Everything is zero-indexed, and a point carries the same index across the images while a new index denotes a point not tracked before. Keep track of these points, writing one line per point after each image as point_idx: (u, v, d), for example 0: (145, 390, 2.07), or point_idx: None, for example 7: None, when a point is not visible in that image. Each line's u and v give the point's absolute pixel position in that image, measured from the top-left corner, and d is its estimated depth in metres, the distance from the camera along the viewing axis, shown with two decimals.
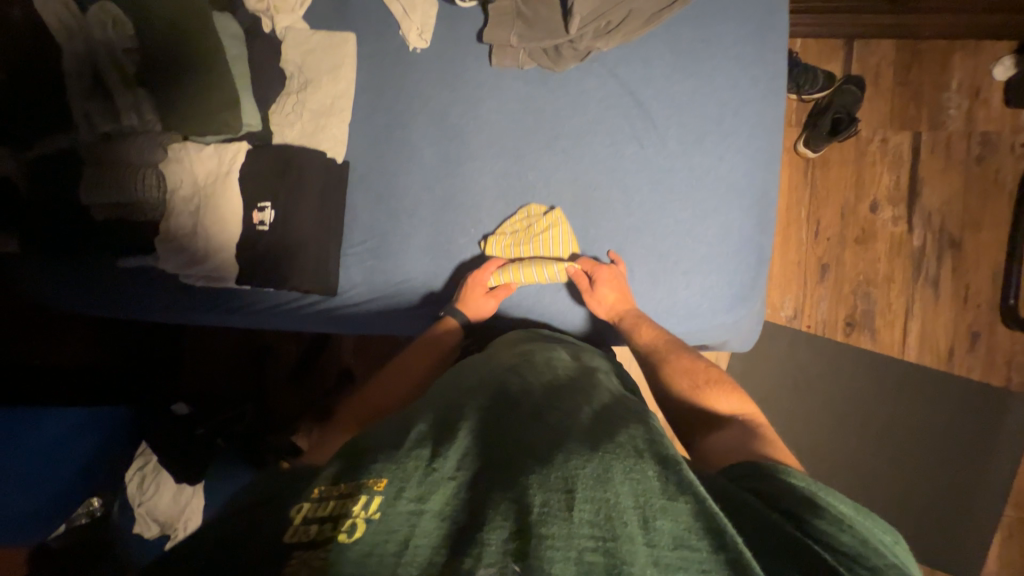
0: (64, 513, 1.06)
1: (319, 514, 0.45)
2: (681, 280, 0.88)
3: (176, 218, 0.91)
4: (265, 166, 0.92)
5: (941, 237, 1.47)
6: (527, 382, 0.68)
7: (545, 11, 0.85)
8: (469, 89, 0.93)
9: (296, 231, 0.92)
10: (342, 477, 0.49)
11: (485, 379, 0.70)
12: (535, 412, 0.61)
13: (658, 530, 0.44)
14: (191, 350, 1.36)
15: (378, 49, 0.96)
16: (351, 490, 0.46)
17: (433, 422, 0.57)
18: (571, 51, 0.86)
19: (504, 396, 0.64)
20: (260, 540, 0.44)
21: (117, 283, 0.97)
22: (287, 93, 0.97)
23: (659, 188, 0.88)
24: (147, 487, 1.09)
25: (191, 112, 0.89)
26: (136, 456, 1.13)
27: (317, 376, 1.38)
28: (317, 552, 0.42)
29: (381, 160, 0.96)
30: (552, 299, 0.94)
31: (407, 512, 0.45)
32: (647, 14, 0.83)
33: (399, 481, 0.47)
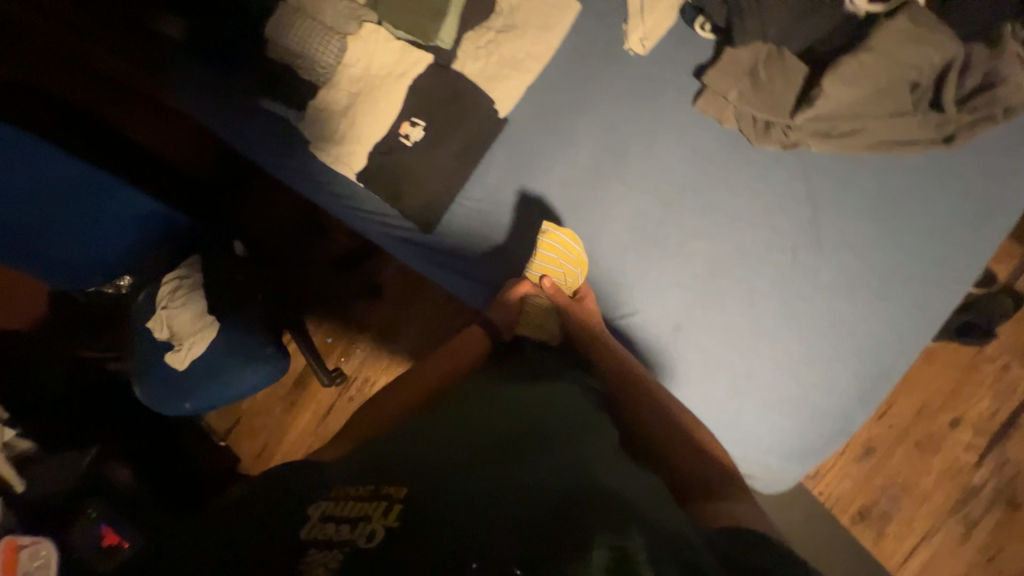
0: (110, 274, 1.16)
1: (342, 515, 0.51)
2: (752, 406, 0.79)
3: (336, 92, 0.87)
4: (437, 88, 0.88)
5: (1002, 488, 1.36)
6: (547, 412, 0.66)
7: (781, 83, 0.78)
8: (656, 115, 0.88)
9: (431, 162, 0.88)
10: (364, 484, 0.55)
11: (511, 396, 0.70)
12: (556, 440, 0.59)
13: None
14: (259, 195, 1.40)
15: (593, 31, 0.92)
16: (371, 496, 0.53)
17: (450, 445, 0.60)
18: (781, 136, 0.80)
19: (527, 420, 0.64)
20: (281, 531, 0.52)
21: (240, 105, 0.98)
22: (488, 27, 0.94)
23: (784, 308, 0.79)
24: (177, 297, 1.12)
25: (401, 6, 0.86)
26: (182, 265, 1.16)
27: (352, 279, 1.39)
28: (335, 553, 0.48)
29: (534, 138, 0.93)
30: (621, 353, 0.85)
31: (415, 523, 0.49)
32: (874, 140, 0.77)
33: (413, 495, 0.52)
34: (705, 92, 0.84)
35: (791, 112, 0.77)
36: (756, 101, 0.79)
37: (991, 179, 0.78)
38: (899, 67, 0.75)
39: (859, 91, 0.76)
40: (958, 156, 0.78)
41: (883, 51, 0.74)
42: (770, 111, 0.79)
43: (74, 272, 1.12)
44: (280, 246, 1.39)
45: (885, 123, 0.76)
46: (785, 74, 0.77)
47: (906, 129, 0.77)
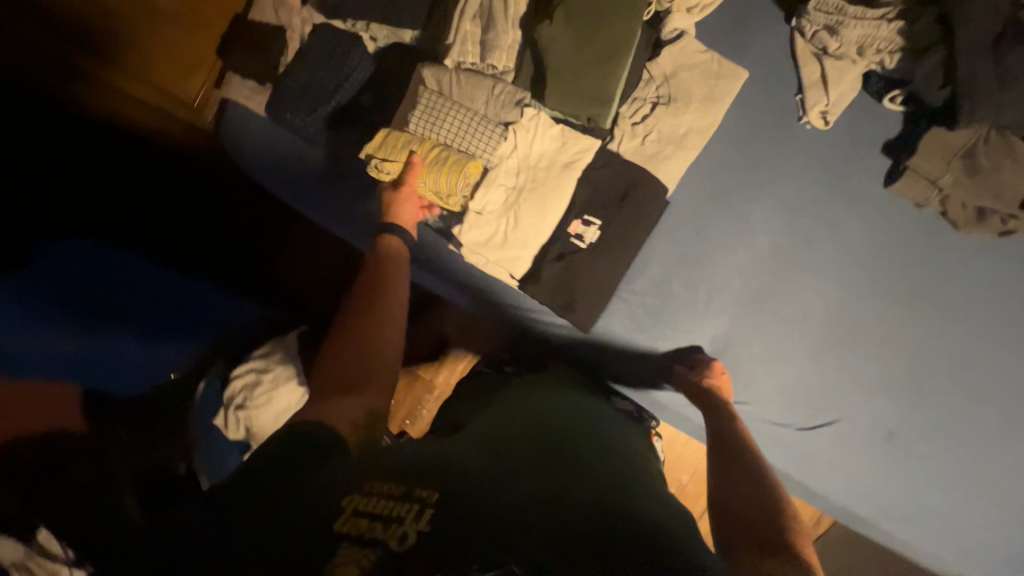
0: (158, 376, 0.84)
1: (378, 511, 0.39)
2: (977, 514, 0.75)
3: (494, 190, 0.75)
4: (608, 179, 0.77)
5: None
6: (589, 439, 0.59)
7: (1004, 170, 0.72)
8: (841, 197, 0.81)
9: (609, 263, 0.77)
10: (394, 480, 0.44)
11: (541, 414, 0.62)
12: (603, 467, 0.53)
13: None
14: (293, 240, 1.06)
15: (761, 101, 0.83)
16: (403, 497, 0.41)
17: (485, 452, 0.52)
18: (998, 226, 0.74)
19: (566, 439, 0.57)
20: (282, 531, 0.38)
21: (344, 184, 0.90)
22: (641, 99, 0.84)
23: (1008, 410, 0.75)
24: (258, 394, 0.84)
25: (565, 86, 0.73)
26: (261, 351, 0.88)
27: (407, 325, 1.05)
28: (367, 554, 0.37)
29: (703, 221, 0.83)
30: (827, 465, 0.78)
31: (463, 532, 0.39)
32: None
33: (456, 501, 0.42)
34: (906, 174, 0.76)
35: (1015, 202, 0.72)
36: (973, 190, 0.73)
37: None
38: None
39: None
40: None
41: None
42: (990, 201, 0.73)
43: (127, 383, 0.80)
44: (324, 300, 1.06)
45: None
46: (1009, 159, 0.71)
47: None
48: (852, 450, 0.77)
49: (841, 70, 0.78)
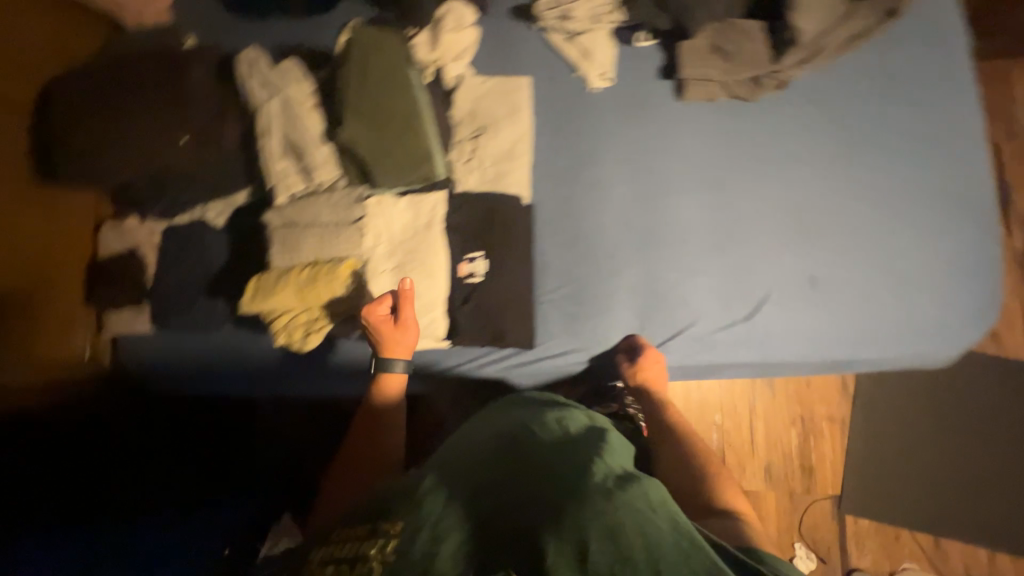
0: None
1: (345, 551, 0.52)
2: (918, 299, 0.82)
3: (380, 278, 0.81)
4: (471, 215, 0.84)
5: None
6: (550, 424, 0.65)
7: (748, 42, 0.84)
8: (656, 125, 0.91)
9: (510, 282, 0.82)
10: (365, 526, 0.55)
11: (505, 421, 0.70)
12: (558, 446, 0.60)
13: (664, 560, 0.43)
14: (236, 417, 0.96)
15: (553, 90, 0.94)
16: (369, 535, 0.53)
17: (450, 470, 0.61)
18: (773, 83, 0.86)
19: (526, 436, 0.63)
20: None
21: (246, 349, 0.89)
22: (461, 141, 0.94)
23: (877, 207, 0.85)
24: None
25: (388, 165, 0.80)
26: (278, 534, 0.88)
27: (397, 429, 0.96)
28: None
29: (567, 204, 0.91)
30: (789, 337, 0.84)
31: (421, 551, 0.49)
32: (843, 40, 0.84)
33: (413, 524, 0.52)
34: (687, 83, 0.88)
35: (772, 59, 0.83)
36: (736, 69, 0.85)
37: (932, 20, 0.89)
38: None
39: (814, 17, 0.82)
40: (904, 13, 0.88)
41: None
42: (752, 70, 0.85)
43: None
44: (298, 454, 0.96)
45: (849, 24, 0.82)
46: (743, 36, 0.84)
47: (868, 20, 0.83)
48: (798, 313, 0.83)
49: (592, 39, 0.92)
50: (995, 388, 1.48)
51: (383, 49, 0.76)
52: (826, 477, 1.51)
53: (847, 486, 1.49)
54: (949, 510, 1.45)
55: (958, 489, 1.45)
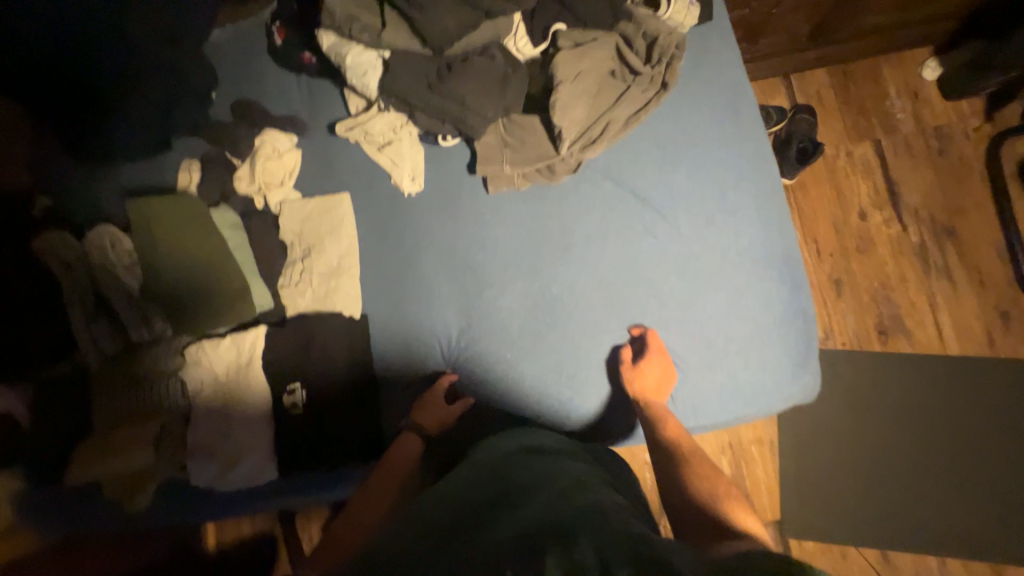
0: None
1: None
2: (735, 363, 0.81)
3: (203, 423, 0.84)
4: (289, 345, 0.89)
5: (934, 228, 1.50)
6: (505, 465, 0.70)
7: (530, 137, 0.87)
8: (469, 223, 0.94)
9: (334, 404, 0.88)
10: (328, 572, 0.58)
11: (461, 468, 0.73)
12: (505, 487, 0.64)
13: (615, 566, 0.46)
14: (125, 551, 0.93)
15: (372, 201, 0.98)
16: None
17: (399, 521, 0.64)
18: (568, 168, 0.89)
19: (479, 481, 0.67)
20: None
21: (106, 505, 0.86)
22: (292, 263, 0.96)
23: (685, 275, 0.84)
24: None
25: (203, 310, 0.87)
26: None
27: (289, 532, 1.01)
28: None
29: (398, 309, 0.94)
30: (622, 411, 0.87)
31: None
32: (624, 119, 0.87)
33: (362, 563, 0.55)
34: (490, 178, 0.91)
35: (556, 149, 0.87)
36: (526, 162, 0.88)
37: (720, 77, 0.90)
38: (595, 62, 0.84)
39: (584, 104, 0.85)
40: (685, 77, 0.90)
41: (568, 67, 0.84)
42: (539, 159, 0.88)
43: None
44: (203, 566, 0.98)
45: (620, 105, 0.86)
46: (527, 130, 0.88)
47: (637, 99, 0.86)
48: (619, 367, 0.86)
49: (397, 149, 0.95)
50: (916, 385, 1.45)
51: (180, 206, 0.90)
52: (763, 503, 1.46)
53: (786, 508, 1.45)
54: (891, 518, 1.41)
55: (896, 494, 1.42)
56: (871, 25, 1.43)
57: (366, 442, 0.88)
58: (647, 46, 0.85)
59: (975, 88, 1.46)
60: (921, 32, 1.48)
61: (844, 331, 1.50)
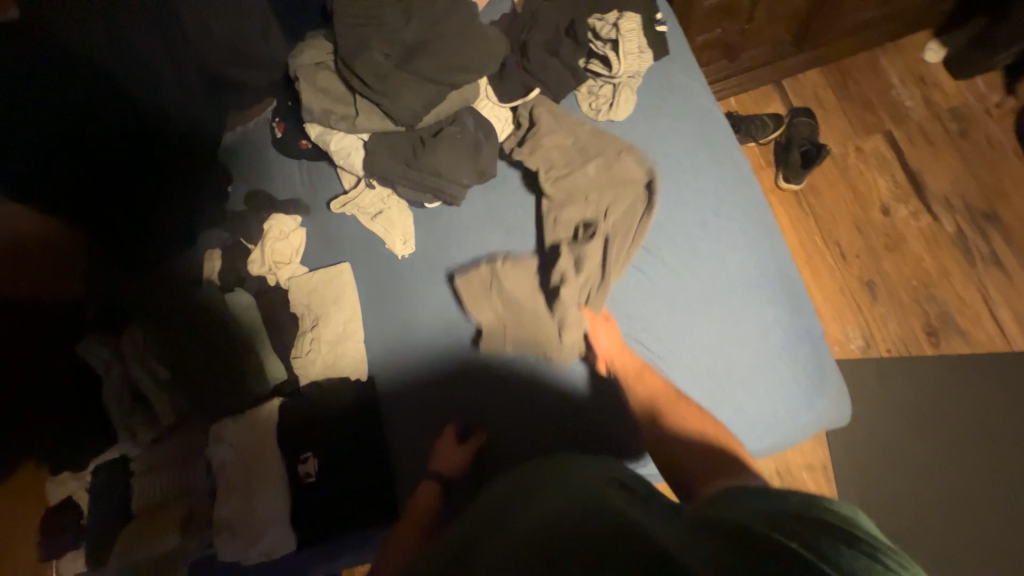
0: None
1: None
2: (741, 392, 0.77)
3: (227, 499, 0.88)
4: (301, 414, 0.93)
5: (971, 214, 1.38)
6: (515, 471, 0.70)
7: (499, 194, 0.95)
8: (460, 276, 0.97)
9: (347, 468, 0.90)
10: None
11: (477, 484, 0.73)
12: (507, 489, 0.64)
13: (583, 538, 0.45)
14: None
15: (370, 268, 1.04)
16: None
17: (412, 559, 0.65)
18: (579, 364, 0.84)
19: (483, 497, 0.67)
20: None
21: None
22: (302, 334, 1.03)
23: (676, 307, 0.82)
24: None
25: (228, 388, 0.96)
26: None
27: None
28: None
29: (399, 369, 0.96)
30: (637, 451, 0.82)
31: None
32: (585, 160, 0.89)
33: None
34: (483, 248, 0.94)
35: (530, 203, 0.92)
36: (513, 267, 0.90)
37: (686, 106, 0.91)
38: (564, 151, 0.89)
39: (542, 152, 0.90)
40: (653, 111, 0.91)
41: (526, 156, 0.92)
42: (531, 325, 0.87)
43: None
44: None
45: (579, 158, 0.89)
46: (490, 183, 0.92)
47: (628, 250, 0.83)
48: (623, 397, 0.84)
49: (388, 217, 1.02)
50: (982, 390, 1.29)
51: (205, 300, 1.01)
52: None
53: None
54: None
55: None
56: (858, 20, 1.39)
57: (379, 506, 0.89)
58: (617, 204, 0.85)
59: (987, 63, 1.37)
60: (915, 18, 1.43)
61: (886, 336, 1.38)
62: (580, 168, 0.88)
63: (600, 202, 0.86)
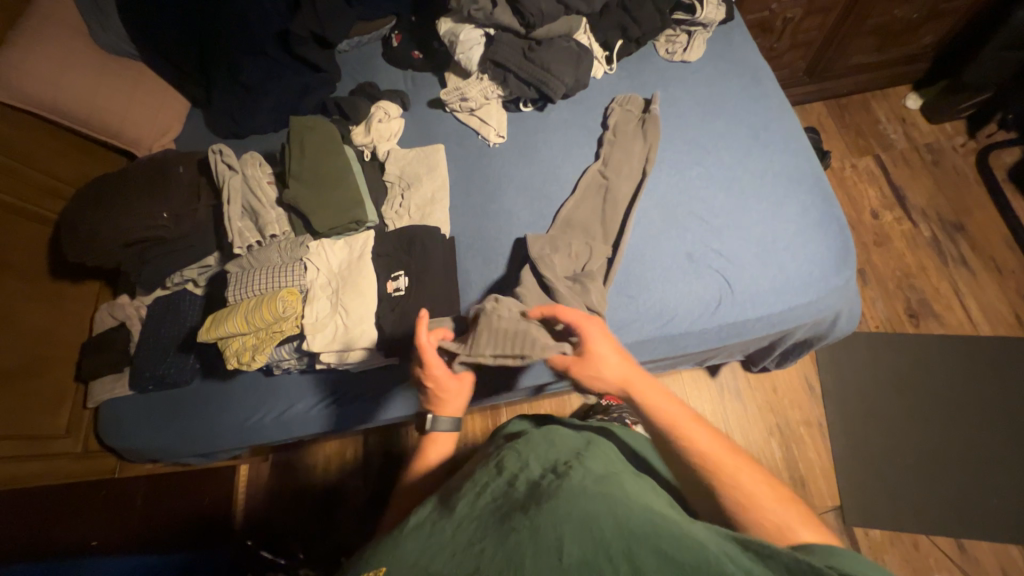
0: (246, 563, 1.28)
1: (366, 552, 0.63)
2: (784, 256, 0.93)
3: (318, 302, 0.94)
4: (392, 244, 1.02)
5: (944, 225, 1.65)
6: (566, 451, 0.74)
7: (587, 108, 1.17)
8: (546, 162, 1.14)
9: (429, 294, 0.97)
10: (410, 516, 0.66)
11: (522, 442, 0.76)
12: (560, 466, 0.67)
13: (641, 555, 0.48)
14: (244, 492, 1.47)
15: (462, 152, 1.19)
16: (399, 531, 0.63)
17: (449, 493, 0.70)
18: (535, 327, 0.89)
19: (536, 460, 0.71)
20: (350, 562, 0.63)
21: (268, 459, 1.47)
22: (393, 196, 1.15)
23: (731, 192, 1.00)
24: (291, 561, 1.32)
25: (325, 211, 1.00)
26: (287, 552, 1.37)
27: (355, 465, 1.49)
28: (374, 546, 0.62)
29: (482, 231, 1.09)
30: (693, 302, 0.93)
31: (432, 528, 0.60)
32: (642, 126, 1.08)
33: (430, 517, 0.63)
34: (571, 145, 1.14)
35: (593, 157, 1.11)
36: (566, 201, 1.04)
37: (743, 57, 1.15)
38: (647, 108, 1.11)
39: (618, 114, 1.11)
40: (717, 57, 1.16)
41: (610, 136, 1.09)
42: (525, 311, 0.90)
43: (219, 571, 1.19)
44: (300, 503, 1.47)
45: (638, 124, 1.09)
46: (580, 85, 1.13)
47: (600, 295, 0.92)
48: (685, 266, 0.96)
49: (487, 111, 1.18)
50: (953, 365, 1.49)
51: (316, 130, 1.05)
52: (821, 488, 1.42)
53: (845, 492, 1.40)
54: (960, 503, 1.35)
55: (957, 474, 1.38)
56: (857, 63, 1.74)
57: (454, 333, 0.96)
58: (593, 263, 0.97)
59: (955, 110, 1.72)
60: (899, 72, 1.80)
61: (875, 314, 1.58)
62: (619, 178, 1.04)
63: (581, 260, 0.97)
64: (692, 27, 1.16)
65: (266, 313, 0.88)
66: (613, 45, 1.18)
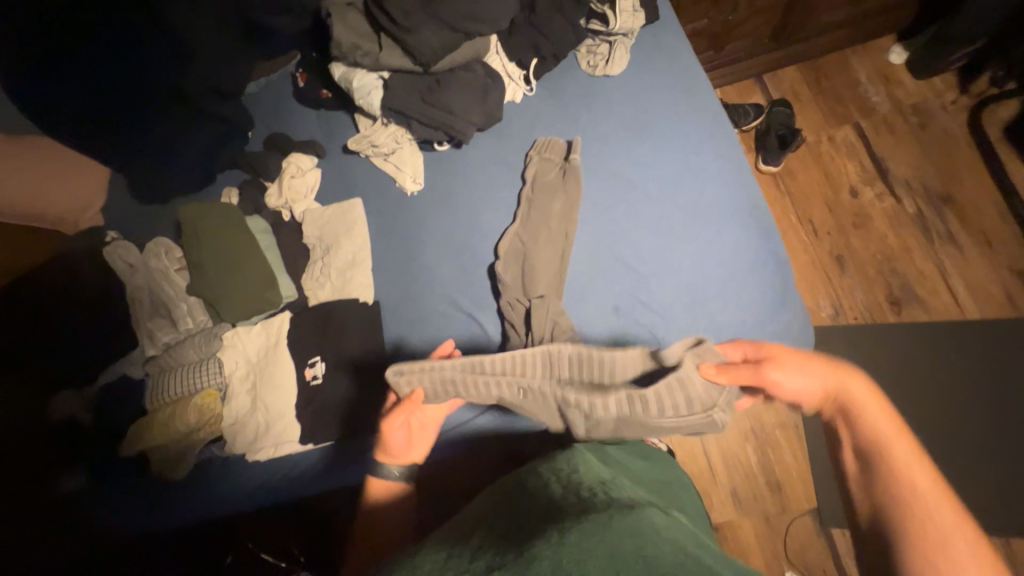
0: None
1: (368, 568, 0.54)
2: (716, 305, 0.86)
3: (237, 400, 0.93)
4: (308, 325, 0.98)
5: (930, 197, 1.51)
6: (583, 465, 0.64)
7: (506, 142, 1.07)
8: (464, 211, 1.05)
9: (347, 378, 0.94)
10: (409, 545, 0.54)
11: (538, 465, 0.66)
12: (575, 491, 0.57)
13: None
14: None
15: (378, 203, 1.11)
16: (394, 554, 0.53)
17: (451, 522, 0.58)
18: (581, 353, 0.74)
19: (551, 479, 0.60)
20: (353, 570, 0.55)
21: None
22: (314, 262, 1.09)
23: (659, 233, 0.91)
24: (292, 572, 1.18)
25: (235, 302, 0.97)
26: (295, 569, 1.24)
27: None
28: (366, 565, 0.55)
29: (405, 292, 1.03)
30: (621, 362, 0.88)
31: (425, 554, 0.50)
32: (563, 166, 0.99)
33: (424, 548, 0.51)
34: (491, 188, 1.05)
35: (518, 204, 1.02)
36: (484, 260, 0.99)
37: (669, 63, 1.03)
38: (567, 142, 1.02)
39: (539, 156, 1.02)
40: (642, 66, 1.04)
41: (531, 180, 1.00)
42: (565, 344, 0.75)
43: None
44: None
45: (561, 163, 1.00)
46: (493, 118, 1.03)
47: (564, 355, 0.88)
48: (614, 324, 0.89)
49: (401, 156, 1.09)
50: None
51: (218, 212, 1.01)
52: (797, 490, 1.41)
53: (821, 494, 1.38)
54: None
55: None
56: (828, 21, 1.55)
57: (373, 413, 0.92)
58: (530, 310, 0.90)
59: (943, 64, 1.53)
60: (876, 25, 1.60)
61: (855, 304, 1.48)
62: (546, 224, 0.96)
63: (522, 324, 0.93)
64: (611, 37, 1.03)
65: (182, 423, 0.89)
66: (528, 65, 1.05)
